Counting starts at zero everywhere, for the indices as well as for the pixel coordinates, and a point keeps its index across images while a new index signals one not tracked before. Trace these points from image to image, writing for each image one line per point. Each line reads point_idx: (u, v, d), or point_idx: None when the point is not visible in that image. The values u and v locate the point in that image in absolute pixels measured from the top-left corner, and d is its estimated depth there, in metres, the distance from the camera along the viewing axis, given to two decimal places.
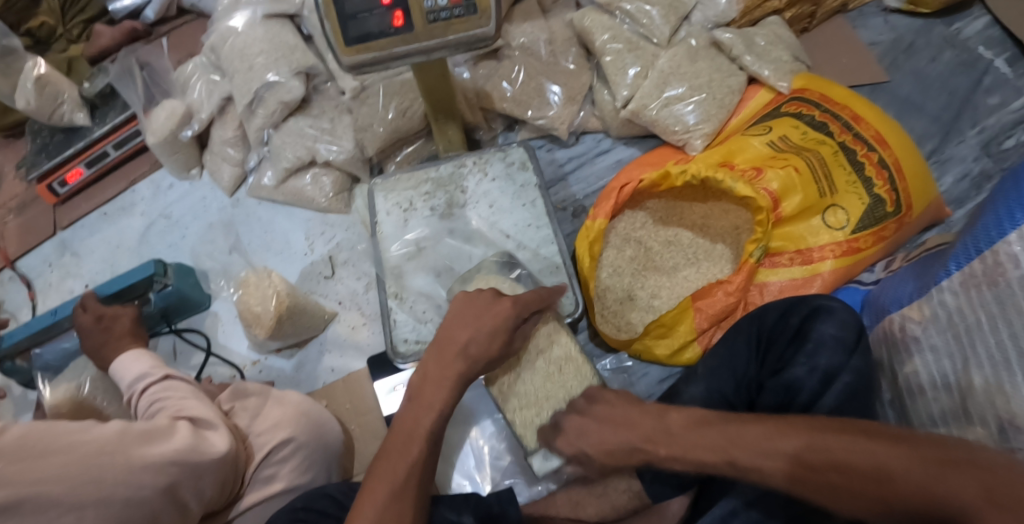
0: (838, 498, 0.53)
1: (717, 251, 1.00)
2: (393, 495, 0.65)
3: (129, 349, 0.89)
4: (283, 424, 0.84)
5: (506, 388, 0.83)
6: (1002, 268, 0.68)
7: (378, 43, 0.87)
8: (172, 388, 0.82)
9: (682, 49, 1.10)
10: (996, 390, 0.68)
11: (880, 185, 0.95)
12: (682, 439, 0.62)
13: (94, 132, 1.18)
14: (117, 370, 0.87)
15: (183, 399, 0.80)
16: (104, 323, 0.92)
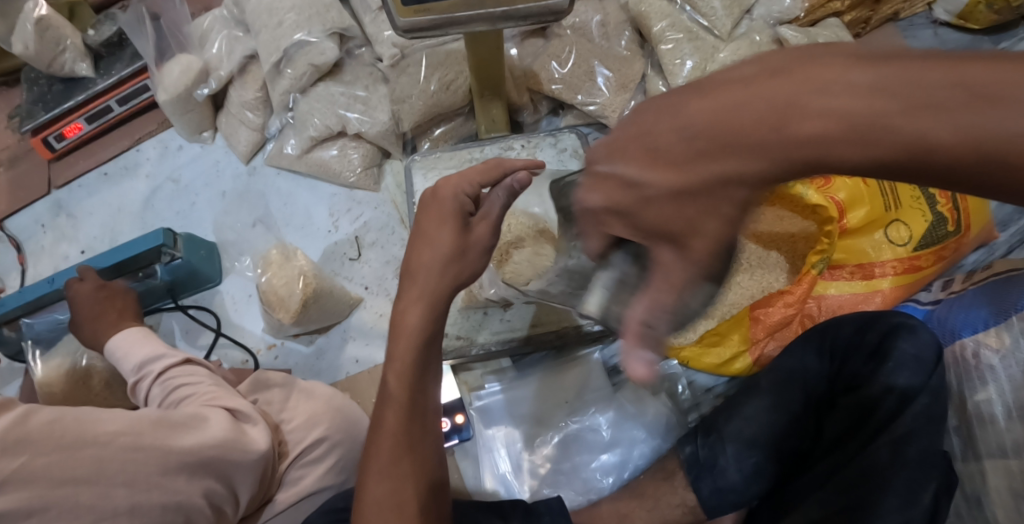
0: None
1: (772, 258, 0.94)
2: (386, 474, 0.64)
3: (136, 329, 0.81)
4: (316, 420, 0.78)
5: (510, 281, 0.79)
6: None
7: (440, 6, 0.79)
8: (195, 375, 0.75)
9: (744, 44, 1.05)
10: None
11: (943, 203, 0.91)
12: (834, 95, 0.38)
13: (100, 84, 1.08)
14: (125, 351, 0.78)
15: (209, 387, 0.73)
16: (106, 294, 0.85)
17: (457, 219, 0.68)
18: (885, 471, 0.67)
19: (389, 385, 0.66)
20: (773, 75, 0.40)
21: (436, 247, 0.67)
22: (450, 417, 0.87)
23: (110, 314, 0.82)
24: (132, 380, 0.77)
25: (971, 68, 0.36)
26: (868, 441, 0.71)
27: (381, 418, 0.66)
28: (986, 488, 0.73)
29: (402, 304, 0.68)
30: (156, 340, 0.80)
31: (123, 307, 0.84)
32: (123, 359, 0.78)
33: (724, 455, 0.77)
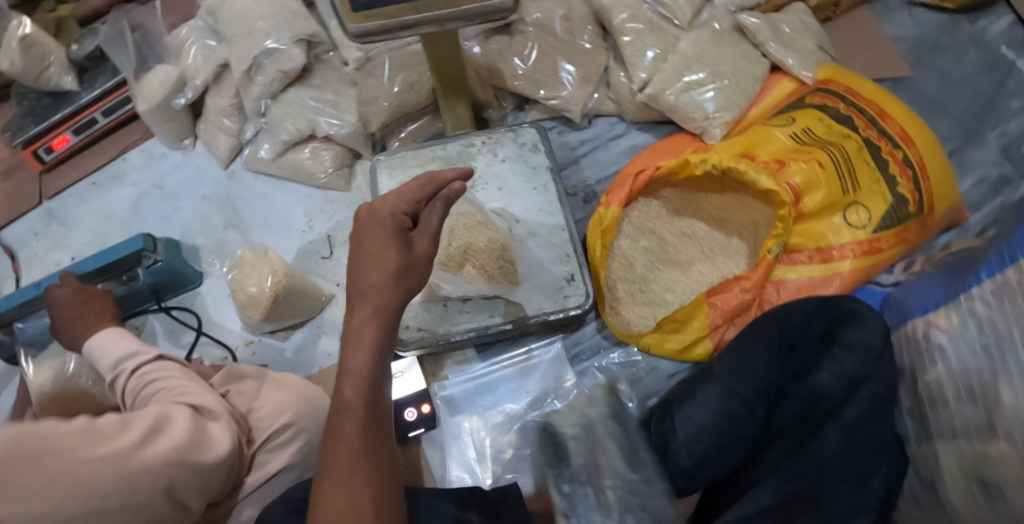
0: None
1: (733, 246, 0.96)
2: (344, 479, 0.60)
3: (112, 330, 0.84)
4: (286, 406, 0.82)
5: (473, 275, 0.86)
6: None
7: (388, 10, 0.81)
8: (167, 369, 0.79)
9: (705, 33, 1.06)
10: None
11: (904, 185, 0.92)
12: None
13: (85, 96, 1.14)
14: (103, 350, 0.82)
15: (178, 383, 0.76)
16: (85, 296, 0.88)
17: (402, 239, 0.68)
18: (834, 457, 0.69)
19: (347, 377, 0.64)
20: None
21: (381, 262, 0.66)
22: (418, 406, 0.90)
23: (88, 315, 0.86)
24: (110, 378, 0.80)
25: None
26: (817, 427, 0.72)
27: (339, 428, 0.62)
28: (938, 470, 0.73)
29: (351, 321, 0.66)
30: (131, 339, 0.84)
31: (101, 309, 0.88)
32: (99, 357, 0.81)
33: (676, 440, 0.78)
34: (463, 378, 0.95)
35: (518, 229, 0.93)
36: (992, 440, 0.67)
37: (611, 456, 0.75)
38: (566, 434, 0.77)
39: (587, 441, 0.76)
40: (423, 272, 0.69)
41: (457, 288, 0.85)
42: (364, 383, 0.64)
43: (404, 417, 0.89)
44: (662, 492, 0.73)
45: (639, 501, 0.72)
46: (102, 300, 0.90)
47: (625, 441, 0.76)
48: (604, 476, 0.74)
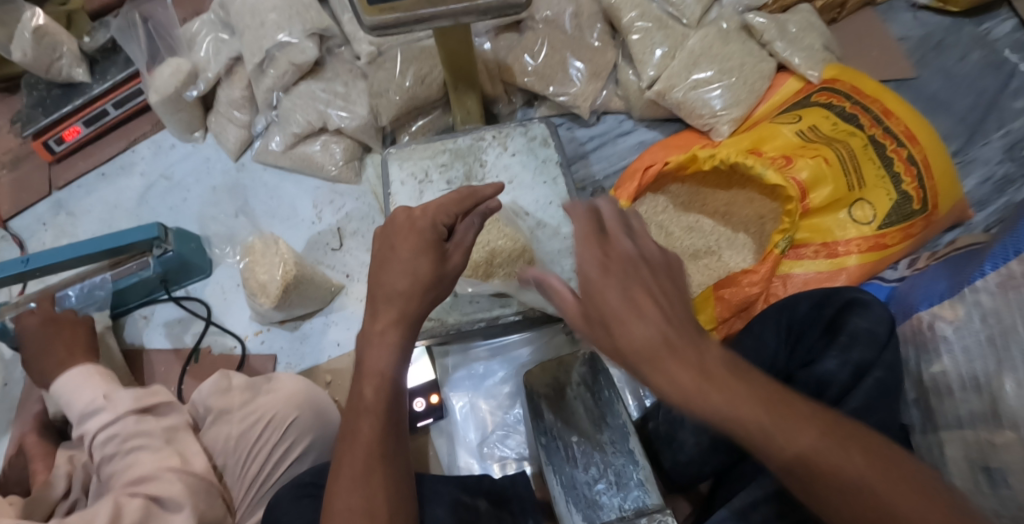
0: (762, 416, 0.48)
1: (740, 240, 0.98)
2: (356, 478, 0.60)
3: (81, 368, 0.84)
4: (268, 426, 0.82)
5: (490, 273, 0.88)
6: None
7: (403, 4, 0.83)
8: (121, 435, 0.75)
9: (713, 31, 1.07)
10: None
11: (908, 182, 0.93)
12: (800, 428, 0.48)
13: (95, 89, 1.14)
14: (70, 397, 0.82)
15: (131, 457, 0.73)
16: (55, 326, 0.90)
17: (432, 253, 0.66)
18: None
19: (364, 360, 0.64)
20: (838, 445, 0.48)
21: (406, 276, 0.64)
22: (427, 396, 0.92)
23: (59, 350, 0.87)
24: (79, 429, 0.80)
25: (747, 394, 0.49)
26: None
27: (355, 426, 0.62)
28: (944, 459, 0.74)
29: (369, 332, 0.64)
30: (98, 377, 0.84)
31: (70, 340, 0.89)
32: (67, 398, 0.82)
33: (684, 429, 0.79)
34: (467, 362, 0.96)
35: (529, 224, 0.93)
36: (997, 429, 0.68)
37: (581, 423, 0.81)
38: (538, 393, 0.85)
39: (557, 403, 0.83)
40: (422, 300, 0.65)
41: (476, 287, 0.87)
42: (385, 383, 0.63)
43: (414, 406, 0.91)
44: (625, 451, 0.77)
45: (617, 478, 0.76)
46: (75, 328, 0.91)
47: (595, 405, 0.82)
48: (574, 434, 0.80)
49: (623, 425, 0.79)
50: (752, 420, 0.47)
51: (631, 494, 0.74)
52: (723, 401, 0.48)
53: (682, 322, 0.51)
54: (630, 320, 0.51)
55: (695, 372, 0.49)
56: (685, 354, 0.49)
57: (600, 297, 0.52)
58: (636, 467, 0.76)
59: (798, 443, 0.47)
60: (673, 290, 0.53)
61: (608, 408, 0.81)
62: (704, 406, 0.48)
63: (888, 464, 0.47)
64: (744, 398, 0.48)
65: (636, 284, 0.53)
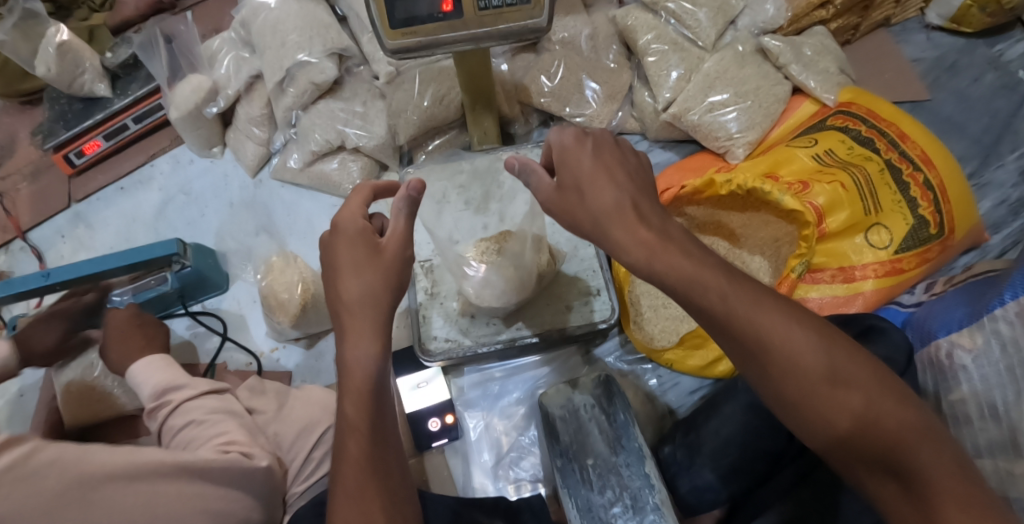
0: (753, 310, 0.59)
1: (755, 263, 0.99)
2: (355, 491, 0.61)
3: (160, 357, 0.86)
4: (314, 425, 0.86)
5: (503, 275, 0.84)
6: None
7: (425, 27, 0.84)
8: (209, 407, 0.80)
9: (728, 54, 1.07)
10: None
11: (925, 206, 0.94)
12: (775, 317, 0.59)
13: (116, 103, 1.16)
14: (143, 377, 0.84)
15: (221, 424, 0.78)
16: (140, 321, 0.93)
17: (368, 241, 0.67)
18: None
19: (351, 372, 0.64)
20: (790, 319, 0.59)
21: (358, 277, 0.65)
22: (441, 416, 0.91)
23: (138, 340, 0.90)
24: (150, 405, 0.82)
25: (741, 284, 0.61)
26: None
27: (344, 445, 0.63)
28: None
29: (344, 343, 0.65)
30: (175, 367, 0.85)
31: (151, 335, 0.92)
32: (142, 384, 0.83)
33: (701, 454, 0.78)
34: (479, 378, 0.96)
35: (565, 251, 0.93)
36: None
37: (596, 440, 0.81)
38: (553, 413, 0.84)
39: (573, 425, 0.83)
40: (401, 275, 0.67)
41: (488, 291, 0.84)
42: (364, 385, 0.63)
43: (427, 426, 0.91)
44: (641, 474, 0.77)
45: (632, 501, 0.75)
46: (155, 328, 0.94)
47: (611, 428, 0.82)
48: (589, 456, 0.80)
49: (640, 446, 0.79)
50: (713, 286, 0.60)
51: (647, 518, 0.74)
52: (682, 263, 0.61)
53: (642, 193, 0.66)
54: (605, 194, 0.65)
55: (653, 232, 0.63)
56: (643, 215, 0.64)
57: (576, 164, 0.66)
58: (650, 490, 0.75)
59: (764, 328, 0.59)
60: (635, 165, 0.68)
61: (624, 429, 0.81)
62: (662, 265, 0.62)
63: (832, 344, 0.58)
64: (703, 264, 0.61)
65: (615, 164, 0.67)
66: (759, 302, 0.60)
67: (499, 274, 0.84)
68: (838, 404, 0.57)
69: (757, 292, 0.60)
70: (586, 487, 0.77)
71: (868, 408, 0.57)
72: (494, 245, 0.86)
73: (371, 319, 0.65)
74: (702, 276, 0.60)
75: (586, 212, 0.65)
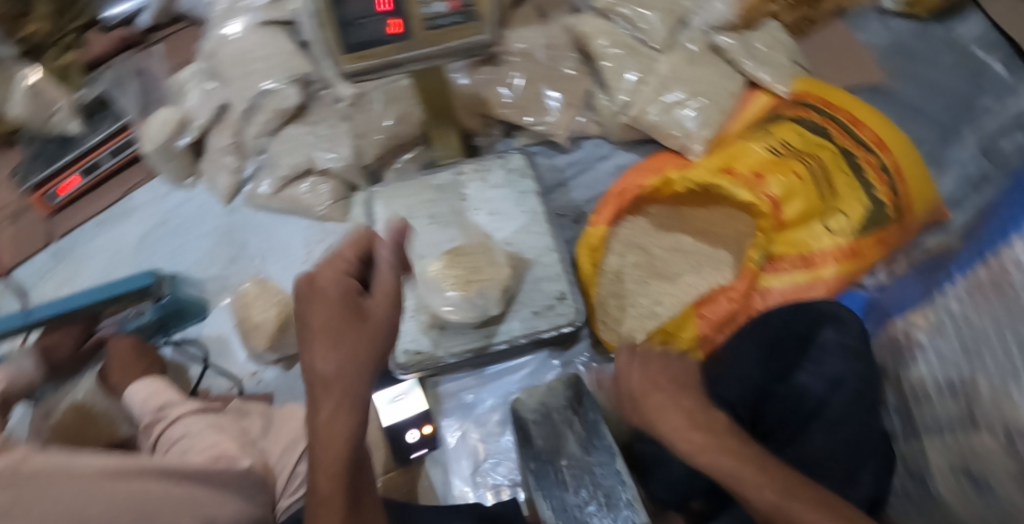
0: (785, 498, 0.61)
1: (720, 256, 1.00)
2: None
3: (157, 379, 0.87)
4: (299, 439, 0.83)
5: (466, 289, 0.86)
6: (1008, 274, 0.70)
7: (379, 51, 0.86)
8: (202, 423, 0.79)
9: (681, 55, 1.10)
10: (1002, 394, 0.67)
11: (879, 189, 0.96)
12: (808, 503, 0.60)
13: (89, 140, 1.18)
14: (142, 398, 0.84)
15: (213, 437, 0.76)
16: (141, 349, 0.96)
17: (351, 310, 0.66)
18: (817, 457, 0.72)
19: (322, 438, 0.63)
20: (822, 505, 0.59)
21: (337, 351, 0.64)
22: (419, 427, 0.93)
23: (139, 364, 0.92)
24: (147, 421, 0.81)
25: (775, 471, 0.63)
26: (801, 427, 0.76)
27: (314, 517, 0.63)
28: (928, 465, 0.77)
29: (320, 414, 0.63)
30: (172, 389, 0.86)
31: (152, 361, 0.94)
32: (139, 403, 0.84)
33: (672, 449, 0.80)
34: (457, 387, 0.98)
35: (531, 259, 0.94)
36: (974, 432, 0.70)
37: (569, 445, 0.82)
38: (528, 419, 0.86)
39: (548, 428, 0.85)
40: (388, 335, 0.68)
41: (454, 305, 0.87)
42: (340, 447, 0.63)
43: (406, 437, 0.92)
44: (613, 472, 0.78)
45: (606, 500, 0.77)
46: (154, 354, 0.96)
47: (585, 431, 0.83)
48: (563, 458, 0.82)
49: (608, 447, 0.81)
50: (748, 474, 0.63)
51: (622, 514, 0.75)
52: (719, 456, 0.66)
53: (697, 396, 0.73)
54: (665, 406, 0.72)
55: (700, 431, 0.68)
56: (690, 415, 0.70)
57: (627, 376, 0.77)
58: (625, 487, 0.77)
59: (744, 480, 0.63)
60: (684, 370, 0.76)
61: (594, 429, 0.83)
62: (706, 459, 0.66)
63: (811, 495, 0.60)
64: (742, 458, 0.65)
65: (664, 370, 0.76)
66: (787, 487, 0.61)
67: (462, 289, 0.86)
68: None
69: (793, 481, 0.62)
70: (562, 488, 0.79)
71: None
72: (458, 260, 0.89)
73: (346, 392, 0.63)
74: (734, 464, 0.64)
75: (646, 418, 0.73)
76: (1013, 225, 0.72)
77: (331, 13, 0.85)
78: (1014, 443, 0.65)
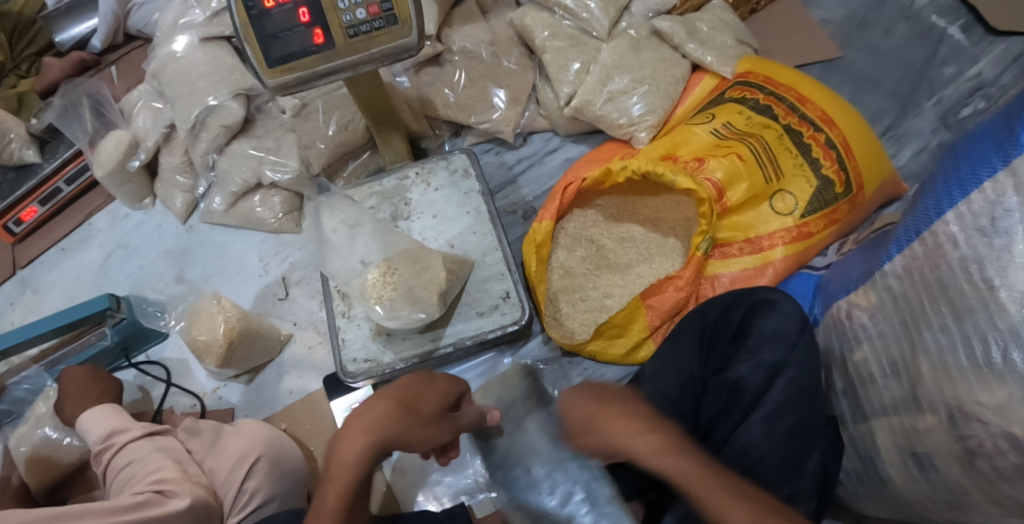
0: (717, 497, 0.58)
1: (669, 244, 0.99)
2: None
3: (109, 405, 0.86)
4: (245, 457, 0.84)
5: (409, 300, 0.85)
6: (942, 249, 0.64)
7: (301, 62, 0.86)
8: (148, 451, 0.80)
9: (624, 41, 1.08)
10: (943, 375, 0.63)
11: (828, 165, 0.93)
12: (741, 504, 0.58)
13: (46, 168, 1.20)
14: (90, 426, 0.84)
15: (155, 465, 0.77)
16: (95, 375, 0.91)
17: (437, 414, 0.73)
18: (759, 448, 0.71)
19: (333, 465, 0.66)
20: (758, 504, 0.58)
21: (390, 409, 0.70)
22: None
23: (93, 391, 0.88)
24: (97, 449, 0.82)
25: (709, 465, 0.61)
26: (741, 420, 0.74)
27: None
28: (877, 448, 0.75)
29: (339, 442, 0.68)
30: (126, 414, 0.86)
31: (106, 387, 0.90)
32: (89, 431, 0.83)
33: None
34: None
35: (474, 262, 0.94)
36: (919, 413, 0.67)
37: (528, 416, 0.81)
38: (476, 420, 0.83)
39: (509, 425, 0.79)
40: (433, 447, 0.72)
41: (389, 316, 0.85)
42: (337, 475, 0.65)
43: None
44: None
45: None
46: (110, 381, 0.92)
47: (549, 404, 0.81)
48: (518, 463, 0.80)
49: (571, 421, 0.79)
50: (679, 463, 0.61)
51: None
52: (645, 443, 0.63)
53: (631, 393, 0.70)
54: (610, 414, 0.67)
55: (629, 417, 0.66)
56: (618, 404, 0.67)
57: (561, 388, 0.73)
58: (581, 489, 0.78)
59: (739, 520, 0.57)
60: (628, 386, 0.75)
61: None
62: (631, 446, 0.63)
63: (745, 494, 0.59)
64: (671, 444, 0.63)
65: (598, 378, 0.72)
66: (722, 480, 0.60)
67: (400, 302, 0.85)
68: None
69: (730, 478, 0.60)
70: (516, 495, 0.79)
71: None
72: (400, 266, 0.87)
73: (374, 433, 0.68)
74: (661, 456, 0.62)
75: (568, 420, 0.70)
76: (954, 192, 0.64)
77: (252, 28, 0.83)
78: (957, 421, 0.62)
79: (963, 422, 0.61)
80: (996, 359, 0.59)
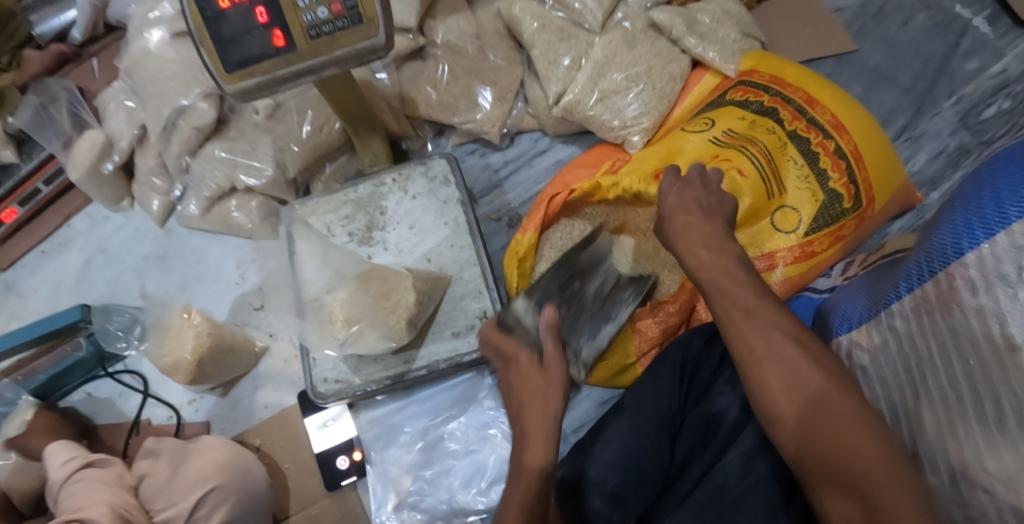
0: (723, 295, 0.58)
1: (661, 257, 0.92)
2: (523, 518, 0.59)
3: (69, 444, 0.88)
4: (201, 478, 0.82)
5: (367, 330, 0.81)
6: (957, 294, 0.56)
7: (261, 66, 0.79)
8: (90, 483, 0.81)
9: (617, 34, 0.99)
10: (948, 434, 0.55)
11: (836, 178, 0.85)
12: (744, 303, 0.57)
13: (23, 169, 1.16)
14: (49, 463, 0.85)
15: (88, 497, 0.79)
16: None
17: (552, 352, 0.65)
18: (737, 488, 0.65)
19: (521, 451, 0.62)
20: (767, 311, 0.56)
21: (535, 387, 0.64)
22: (349, 454, 0.94)
23: None
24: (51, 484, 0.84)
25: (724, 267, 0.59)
26: (718, 456, 0.69)
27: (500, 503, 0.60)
28: None
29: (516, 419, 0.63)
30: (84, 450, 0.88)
31: None
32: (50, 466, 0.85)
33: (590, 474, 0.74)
34: (380, 414, 0.95)
35: (448, 280, 0.88)
36: None
37: None
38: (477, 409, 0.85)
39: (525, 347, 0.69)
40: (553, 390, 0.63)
41: (348, 346, 0.81)
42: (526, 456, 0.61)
43: (337, 464, 0.93)
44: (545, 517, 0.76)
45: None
46: None
47: None
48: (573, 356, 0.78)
49: None
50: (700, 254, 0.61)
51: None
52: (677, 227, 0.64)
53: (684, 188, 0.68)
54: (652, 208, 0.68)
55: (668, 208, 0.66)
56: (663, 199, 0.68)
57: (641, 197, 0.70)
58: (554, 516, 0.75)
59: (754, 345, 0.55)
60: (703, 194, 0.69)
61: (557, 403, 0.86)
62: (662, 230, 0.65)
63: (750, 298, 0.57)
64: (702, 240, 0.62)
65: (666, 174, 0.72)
66: (729, 280, 0.58)
67: (367, 328, 0.81)
68: (820, 429, 0.51)
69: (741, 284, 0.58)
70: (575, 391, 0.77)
71: (802, 386, 0.53)
72: (366, 289, 0.82)
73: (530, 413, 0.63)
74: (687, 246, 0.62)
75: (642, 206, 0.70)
76: (973, 230, 0.56)
77: (205, 30, 0.77)
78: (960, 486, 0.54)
79: (967, 489, 0.53)
80: (1009, 420, 0.51)
